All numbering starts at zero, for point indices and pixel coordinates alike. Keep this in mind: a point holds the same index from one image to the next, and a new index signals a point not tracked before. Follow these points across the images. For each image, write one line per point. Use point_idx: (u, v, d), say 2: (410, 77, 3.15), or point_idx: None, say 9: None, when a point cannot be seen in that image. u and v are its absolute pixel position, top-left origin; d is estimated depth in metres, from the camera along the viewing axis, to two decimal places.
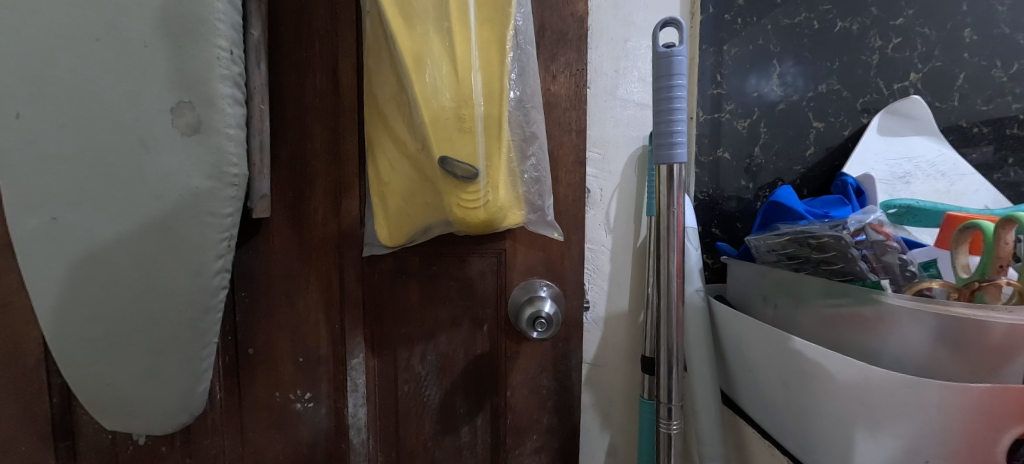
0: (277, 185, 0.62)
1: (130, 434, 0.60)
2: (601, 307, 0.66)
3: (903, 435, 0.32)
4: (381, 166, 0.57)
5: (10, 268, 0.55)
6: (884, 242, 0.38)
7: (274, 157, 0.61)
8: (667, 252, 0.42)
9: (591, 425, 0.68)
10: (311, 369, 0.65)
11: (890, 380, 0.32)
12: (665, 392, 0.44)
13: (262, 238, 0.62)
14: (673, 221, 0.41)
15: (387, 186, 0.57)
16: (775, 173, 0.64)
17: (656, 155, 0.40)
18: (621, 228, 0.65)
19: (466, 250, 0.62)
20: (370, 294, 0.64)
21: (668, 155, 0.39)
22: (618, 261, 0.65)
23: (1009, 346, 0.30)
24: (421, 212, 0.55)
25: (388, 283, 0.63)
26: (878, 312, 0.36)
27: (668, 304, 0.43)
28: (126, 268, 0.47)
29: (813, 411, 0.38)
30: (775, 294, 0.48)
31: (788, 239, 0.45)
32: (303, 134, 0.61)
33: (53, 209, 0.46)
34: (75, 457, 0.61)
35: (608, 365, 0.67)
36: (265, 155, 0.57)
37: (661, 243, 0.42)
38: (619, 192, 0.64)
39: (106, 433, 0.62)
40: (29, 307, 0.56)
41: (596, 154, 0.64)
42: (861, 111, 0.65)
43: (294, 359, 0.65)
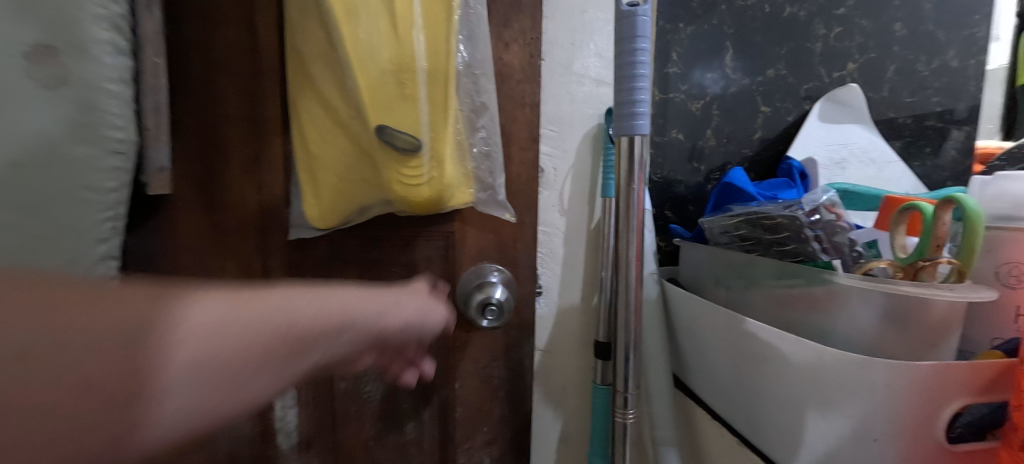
0: (181, 155, 0.52)
1: None
2: (555, 293, 0.63)
3: (852, 414, 0.32)
4: (309, 135, 0.49)
5: None
6: (835, 222, 0.38)
7: (175, 123, 0.51)
8: (627, 234, 0.40)
9: (545, 413, 0.66)
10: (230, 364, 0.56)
11: (842, 360, 0.32)
12: (622, 380, 0.42)
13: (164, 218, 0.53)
14: (634, 200, 0.39)
15: (318, 158, 0.49)
16: (725, 156, 0.64)
17: (617, 126, 0.37)
18: (575, 210, 0.62)
19: (411, 233, 0.56)
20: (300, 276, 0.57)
21: (630, 126, 0.37)
22: (572, 245, 0.62)
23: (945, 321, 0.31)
24: (357, 188, 0.48)
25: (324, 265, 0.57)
26: (829, 291, 0.36)
27: (626, 289, 0.41)
28: None
29: (766, 393, 0.38)
30: (727, 276, 0.47)
31: (740, 221, 0.44)
32: (212, 96, 0.52)
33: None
34: None
35: (562, 352, 0.65)
36: (163, 118, 0.47)
37: (621, 223, 0.40)
38: (573, 172, 0.61)
39: None
40: None
41: (551, 131, 0.61)
42: (804, 98, 0.66)
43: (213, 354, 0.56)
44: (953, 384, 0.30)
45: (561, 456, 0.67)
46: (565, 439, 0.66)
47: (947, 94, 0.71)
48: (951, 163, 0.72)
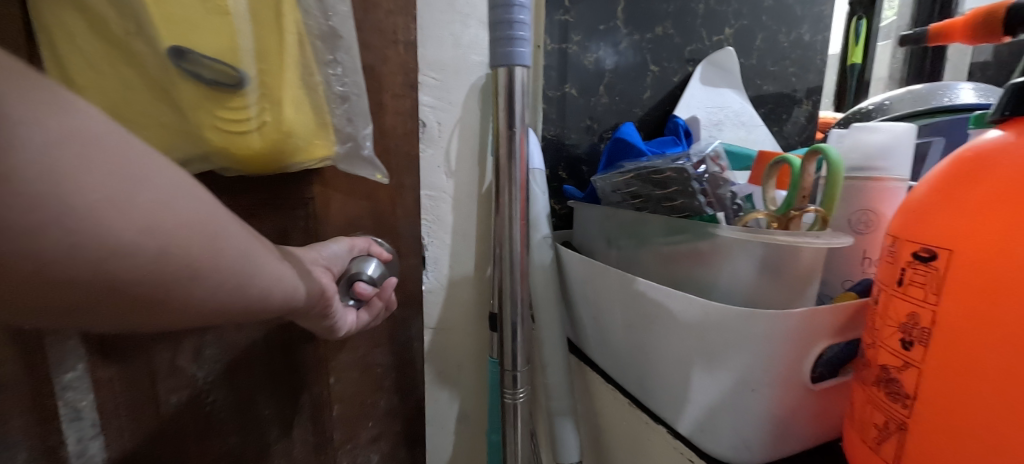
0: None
1: None
2: (444, 265, 0.56)
3: (733, 369, 0.31)
4: (59, 52, 0.32)
5: None
6: (720, 175, 0.37)
7: None
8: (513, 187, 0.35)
9: (440, 395, 0.60)
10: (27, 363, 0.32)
11: (725, 315, 0.31)
12: (511, 358, 0.38)
13: None
14: (518, 148, 0.34)
15: (78, 87, 0.33)
16: (616, 115, 0.63)
17: (496, 54, 0.31)
18: (465, 172, 0.55)
19: (248, 206, 0.42)
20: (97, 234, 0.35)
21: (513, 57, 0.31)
22: (462, 211, 0.56)
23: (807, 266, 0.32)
24: (156, 134, 0.35)
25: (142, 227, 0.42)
26: (713, 246, 0.35)
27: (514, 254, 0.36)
28: None
29: (657, 352, 0.37)
30: (618, 236, 0.45)
31: (631, 177, 0.42)
32: None
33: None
34: None
35: (456, 328, 0.59)
36: None
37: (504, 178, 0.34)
38: (460, 127, 0.54)
39: None
40: None
41: (432, 79, 0.52)
42: (688, 60, 0.67)
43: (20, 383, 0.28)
44: (817, 328, 0.30)
45: (460, 436, 0.62)
46: (463, 419, 0.62)
47: (801, 66, 0.79)
48: (802, 130, 0.81)
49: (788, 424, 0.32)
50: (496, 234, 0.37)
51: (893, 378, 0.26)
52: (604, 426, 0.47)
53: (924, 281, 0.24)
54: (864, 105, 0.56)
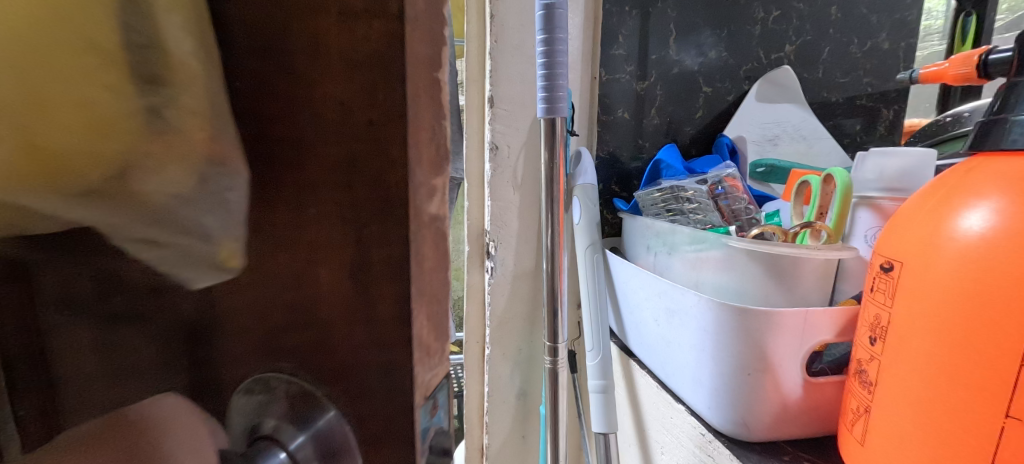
0: None
1: None
2: (509, 264, 0.67)
3: (730, 354, 0.37)
4: None
5: None
6: (735, 193, 0.47)
7: None
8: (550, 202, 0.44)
9: (502, 373, 0.71)
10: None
11: (724, 309, 0.37)
12: (551, 333, 0.47)
13: None
14: (556, 174, 0.43)
15: None
16: (667, 134, 0.69)
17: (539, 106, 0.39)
18: (528, 186, 0.66)
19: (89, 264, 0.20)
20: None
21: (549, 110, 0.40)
22: (525, 219, 0.67)
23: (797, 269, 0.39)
24: None
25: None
26: (726, 253, 0.42)
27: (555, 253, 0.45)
28: None
29: (676, 341, 0.44)
30: (654, 244, 0.52)
31: (666, 194, 0.51)
32: None
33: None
34: None
35: (517, 318, 0.69)
36: None
37: (546, 191, 0.44)
38: (525, 149, 0.65)
39: None
40: None
41: (503, 110, 0.63)
42: (744, 79, 0.71)
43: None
44: (807, 325, 0.36)
45: (518, 409, 0.73)
46: (522, 396, 0.73)
47: (878, 75, 0.76)
48: (878, 139, 0.78)
49: (786, 407, 0.37)
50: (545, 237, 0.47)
51: (862, 370, 0.32)
52: (640, 406, 0.53)
53: (883, 288, 0.30)
54: (943, 114, 0.57)
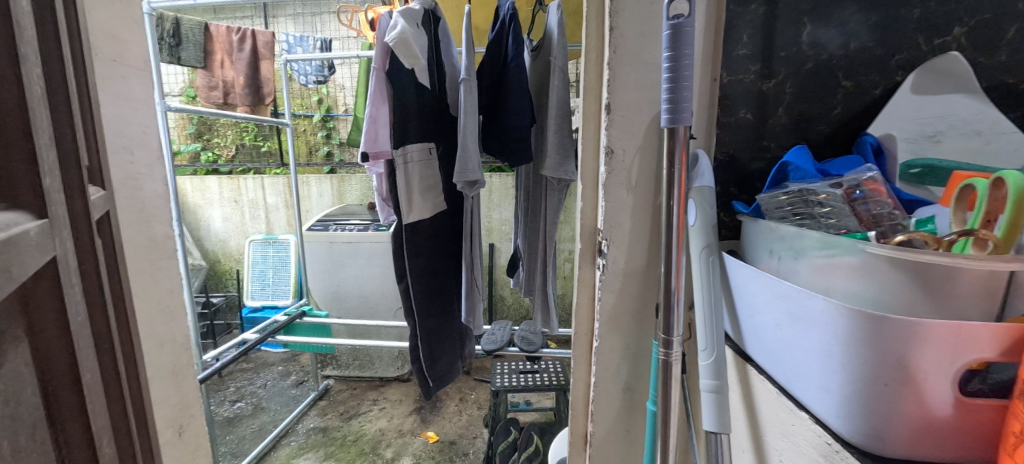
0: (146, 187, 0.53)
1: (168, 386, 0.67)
2: (620, 262, 0.71)
3: (863, 361, 0.37)
4: None
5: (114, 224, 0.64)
6: (876, 198, 0.46)
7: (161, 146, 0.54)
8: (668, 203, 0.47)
9: (609, 365, 0.74)
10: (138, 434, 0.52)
11: (859, 315, 0.37)
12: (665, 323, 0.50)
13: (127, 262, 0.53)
14: (675, 177, 0.46)
15: None
16: (796, 133, 0.66)
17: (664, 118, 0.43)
18: (642, 188, 0.68)
19: None
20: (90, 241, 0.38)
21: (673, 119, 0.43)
22: (637, 220, 0.69)
23: (951, 280, 0.36)
24: None
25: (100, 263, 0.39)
26: (863, 260, 0.40)
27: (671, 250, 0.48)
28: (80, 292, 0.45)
29: (801, 346, 0.44)
30: (779, 248, 0.51)
31: (794, 197, 0.50)
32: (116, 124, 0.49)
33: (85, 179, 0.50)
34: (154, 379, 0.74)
35: (625, 313, 0.72)
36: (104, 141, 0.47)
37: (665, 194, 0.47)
38: (640, 152, 0.67)
39: None
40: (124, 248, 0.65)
41: (619, 116, 0.67)
42: (896, 69, 0.64)
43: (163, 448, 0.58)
44: (964, 341, 0.34)
45: (624, 402, 0.76)
46: (628, 390, 0.75)
47: None
48: None
49: (932, 426, 0.36)
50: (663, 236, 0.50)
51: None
52: (758, 412, 0.53)
53: None
54: None
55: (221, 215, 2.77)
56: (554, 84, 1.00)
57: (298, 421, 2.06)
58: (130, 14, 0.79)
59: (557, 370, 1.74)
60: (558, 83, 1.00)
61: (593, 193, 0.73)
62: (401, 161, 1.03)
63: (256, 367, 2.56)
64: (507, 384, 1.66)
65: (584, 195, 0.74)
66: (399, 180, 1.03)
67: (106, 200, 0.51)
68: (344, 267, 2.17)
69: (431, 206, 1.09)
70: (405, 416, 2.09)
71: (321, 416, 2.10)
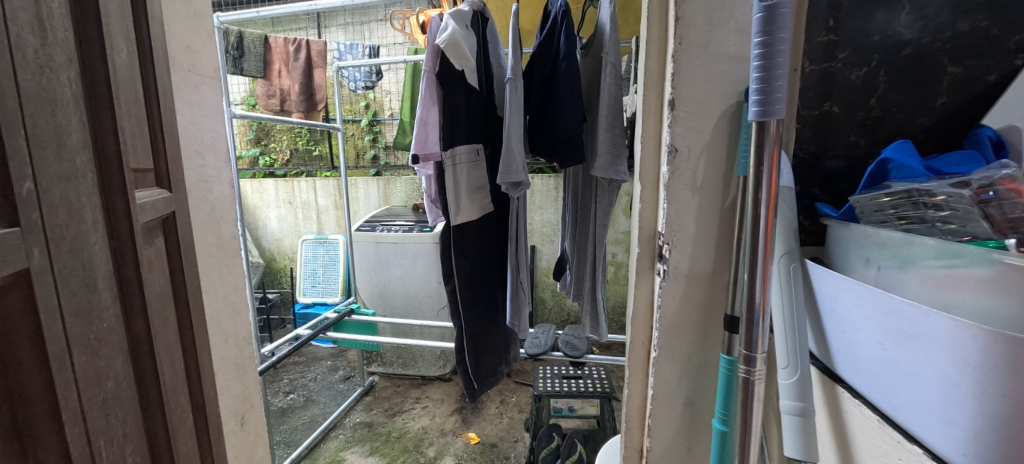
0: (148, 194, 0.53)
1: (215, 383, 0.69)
2: (683, 268, 0.66)
3: (1004, 395, 0.31)
4: None
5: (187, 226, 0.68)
6: (1015, 201, 0.38)
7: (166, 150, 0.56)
8: (753, 205, 0.43)
9: (669, 377, 0.70)
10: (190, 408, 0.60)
11: (998, 339, 0.31)
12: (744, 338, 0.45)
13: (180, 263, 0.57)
14: (763, 177, 0.42)
15: None
16: (889, 128, 0.58)
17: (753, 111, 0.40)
18: (708, 189, 0.64)
19: None
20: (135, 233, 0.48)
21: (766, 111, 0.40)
22: (703, 223, 0.65)
23: None
24: None
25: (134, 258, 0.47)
26: (998, 272, 0.34)
27: (755, 258, 0.44)
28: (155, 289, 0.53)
29: (915, 371, 0.38)
30: (879, 256, 0.46)
31: (900, 199, 0.45)
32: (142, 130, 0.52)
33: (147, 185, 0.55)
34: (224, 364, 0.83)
35: (687, 322, 0.68)
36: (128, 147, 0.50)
37: (749, 195, 0.43)
38: (707, 151, 0.63)
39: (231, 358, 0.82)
40: None
41: (684, 112, 0.62)
42: (1016, 52, 0.54)
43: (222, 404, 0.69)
44: None
45: (684, 417, 0.71)
46: (689, 405, 0.70)
47: None
48: None
49: None
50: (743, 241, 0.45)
51: None
52: (854, 441, 0.47)
53: None
54: None
55: (277, 215, 2.94)
56: (606, 81, 0.96)
57: (346, 414, 2.14)
58: (203, 27, 0.84)
59: (601, 377, 1.68)
60: (610, 80, 0.96)
61: (653, 195, 0.69)
62: (450, 163, 1.03)
63: (307, 361, 2.69)
64: (550, 389, 1.63)
65: (642, 197, 0.70)
66: (447, 182, 1.03)
67: (168, 205, 0.57)
68: (389, 267, 2.22)
69: (478, 208, 1.08)
70: (446, 416, 2.11)
71: (367, 411, 2.17)
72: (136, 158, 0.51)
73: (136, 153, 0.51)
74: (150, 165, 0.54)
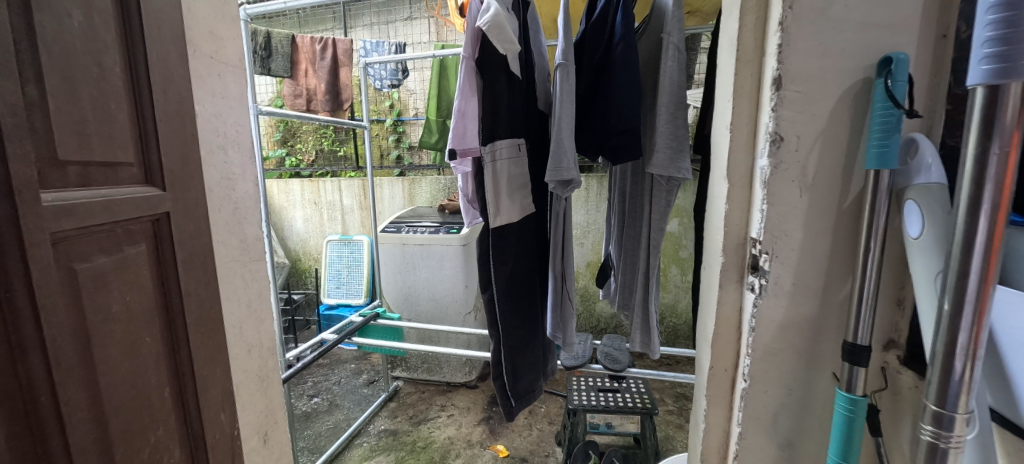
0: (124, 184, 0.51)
1: (205, 405, 0.63)
2: (786, 284, 0.54)
3: None
4: None
5: (200, 230, 0.61)
6: None
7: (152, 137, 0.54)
8: (967, 210, 0.31)
9: (763, 413, 0.58)
10: (164, 429, 0.57)
11: None
12: (939, 391, 0.34)
13: (153, 263, 0.55)
14: (990, 171, 0.30)
15: None
16: None
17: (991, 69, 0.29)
18: (822, 187, 0.51)
19: None
20: (64, 248, 0.44)
21: (1002, 72, 0.28)
22: (815, 229, 0.52)
23: None
24: None
25: (57, 279, 0.44)
26: None
27: (964, 285, 0.31)
28: (116, 300, 0.50)
29: None
30: None
31: None
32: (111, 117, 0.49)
33: (124, 180, 0.51)
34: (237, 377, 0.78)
35: (786, 348, 0.56)
36: (93, 133, 0.47)
37: (965, 196, 0.32)
38: (823, 140, 0.51)
39: None
40: (207, 250, 0.63)
41: (794, 92, 0.50)
42: None
43: (224, 415, 0.67)
44: None
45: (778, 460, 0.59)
46: (788, 447, 0.58)
47: None
48: None
49: None
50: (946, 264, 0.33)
51: None
52: None
53: None
54: None
55: (303, 216, 2.91)
56: (668, 65, 0.84)
57: (370, 421, 2.07)
58: (228, 11, 0.77)
59: (641, 391, 1.56)
60: (673, 63, 0.83)
61: (745, 194, 0.58)
62: (490, 159, 0.93)
63: (332, 364, 2.65)
64: (586, 403, 1.51)
65: (731, 196, 0.58)
66: (487, 180, 0.94)
67: (162, 203, 0.55)
68: (415, 269, 2.15)
69: (519, 209, 0.98)
70: (472, 425, 2.02)
71: (391, 418, 2.10)
72: (102, 151, 0.48)
73: (97, 141, 0.47)
74: (131, 158, 0.52)
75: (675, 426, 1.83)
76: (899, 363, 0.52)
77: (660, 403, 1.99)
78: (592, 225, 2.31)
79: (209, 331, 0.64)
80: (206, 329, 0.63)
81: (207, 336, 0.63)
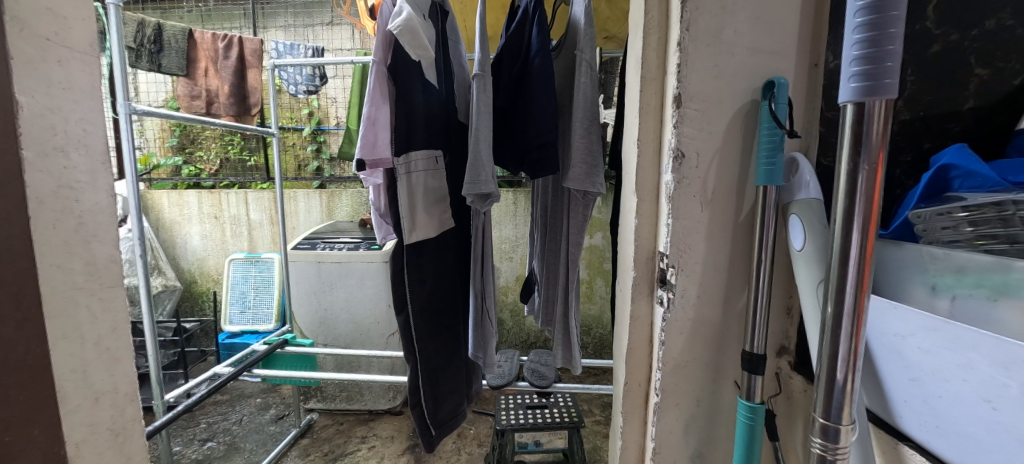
0: None
1: None
2: (691, 296, 0.55)
3: None
4: None
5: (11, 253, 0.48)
6: None
7: None
8: (843, 221, 0.33)
9: (676, 425, 0.58)
10: None
11: None
12: (825, 398, 0.35)
13: None
14: (861, 182, 0.32)
15: None
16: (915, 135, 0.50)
17: (857, 89, 0.30)
18: (720, 201, 0.53)
19: None
20: None
21: (868, 89, 0.30)
22: (715, 241, 0.54)
23: None
24: None
25: None
26: None
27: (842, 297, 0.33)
28: None
29: None
30: (953, 285, 0.38)
31: (989, 206, 0.37)
32: None
33: None
34: (100, 435, 0.60)
35: (693, 358, 0.56)
36: None
37: (840, 208, 0.33)
38: (719, 157, 0.53)
39: (108, 429, 0.61)
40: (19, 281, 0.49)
41: (693, 110, 0.52)
42: None
43: None
44: None
45: None
46: (698, 458, 0.59)
47: None
48: None
49: None
50: (831, 278, 0.34)
51: None
52: None
53: None
54: None
55: (200, 232, 2.56)
56: (582, 81, 0.85)
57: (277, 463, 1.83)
58: None
59: (569, 405, 1.55)
60: (586, 79, 0.84)
61: (653, 207, 0.58)
62: (403, 170, 0.87)
63: (233, 400, 2.32)
64: (515, 422, 1.46)
65: (641, 210, 0.59)
66: (401, 193, 0.87)
67: None
68: (333, 290, 1.98)
69: (437, 224, 0.93)
70: (396, 456, 1.87)
71: (303, 457, 1.87)
72: None
73: None
74: None
75: (602, 437, 1.85)
76: (790, 368, 0.55)
77: (588, 415, 2.01)
78: (520, 239, 2.30)
79: (16, 384, 0.50)
80: (11, 383, 0.49)
81: (12, 392, 0.49)
